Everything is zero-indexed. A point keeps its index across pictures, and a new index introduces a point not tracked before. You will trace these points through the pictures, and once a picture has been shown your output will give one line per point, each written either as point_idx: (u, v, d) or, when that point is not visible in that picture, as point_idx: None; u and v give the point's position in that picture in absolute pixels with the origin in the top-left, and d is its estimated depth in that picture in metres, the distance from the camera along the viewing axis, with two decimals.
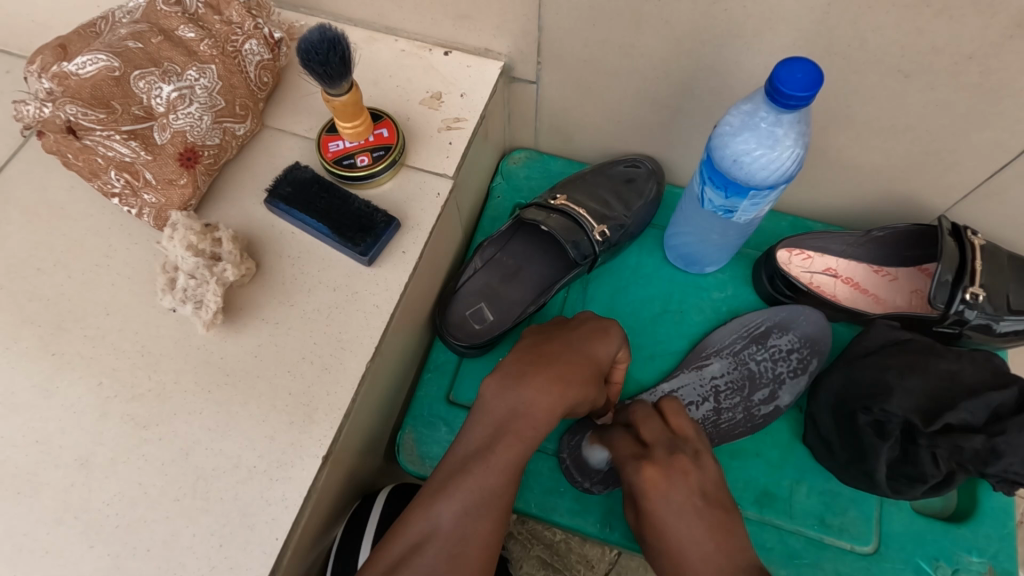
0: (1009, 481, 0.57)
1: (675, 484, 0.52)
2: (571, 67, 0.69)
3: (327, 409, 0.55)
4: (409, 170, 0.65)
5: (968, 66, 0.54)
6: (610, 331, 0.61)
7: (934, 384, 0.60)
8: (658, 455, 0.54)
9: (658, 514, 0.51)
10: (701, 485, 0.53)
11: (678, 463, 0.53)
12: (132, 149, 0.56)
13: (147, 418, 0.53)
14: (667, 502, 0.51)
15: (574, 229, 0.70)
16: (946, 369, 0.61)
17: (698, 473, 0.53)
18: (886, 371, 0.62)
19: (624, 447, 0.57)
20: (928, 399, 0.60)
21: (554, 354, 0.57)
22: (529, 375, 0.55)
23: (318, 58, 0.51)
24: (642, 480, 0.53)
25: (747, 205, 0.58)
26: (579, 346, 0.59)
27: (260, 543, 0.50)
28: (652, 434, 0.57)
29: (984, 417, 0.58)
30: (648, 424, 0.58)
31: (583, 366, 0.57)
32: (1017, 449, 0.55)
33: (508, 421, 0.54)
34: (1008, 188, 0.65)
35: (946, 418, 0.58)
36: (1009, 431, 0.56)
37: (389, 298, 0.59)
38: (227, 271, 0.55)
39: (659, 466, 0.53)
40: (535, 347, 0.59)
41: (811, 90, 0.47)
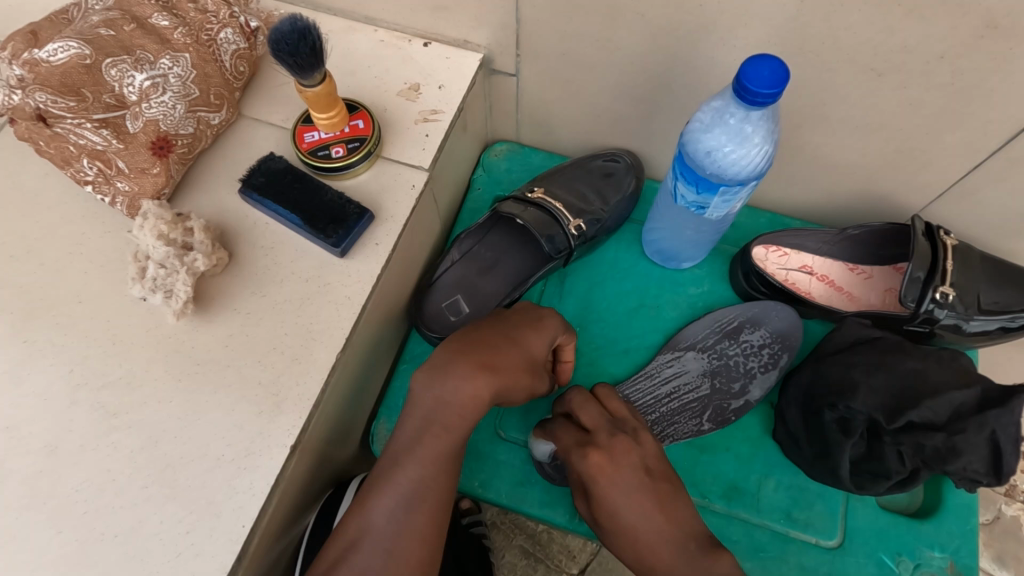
0: (969, 480, 0.58)
1: (624, 466, 0.55)
2: (550, 60, 0.69)
3: (296, 399, 0.55)
4: (385, 162, 0.65)
5: (939, 66, 0.54)
6: (543, 322, 0.62)
7: (899, 383, 0.61)
8: (600, 440, 0.57)
9: (606, 496, 0.54)
10: (645, 458, 0.56)
11: (620, 445, 0.56)
12: (103, 137, 0.56)
13: (117, 406, 0.54)
14: (621, 484, 0.54)
15: (549, 223, 0.71)
16: (911, 368, 0.61)
17: (638, 450, 0.57)
18: (853, 368, 0.63)
19: (567, 437, 0.60)
20: (893, 395, 0.60)
21: (489, 340, 0.57)
22: (462, 359, 0.55)
23: (288, 49, 0.51)
24: (588, 466, 0.55)
25: (719, 202, 0.58)
26: (512, 333, 0.59)
27: (226, 530, 0.50)
28: (591, 419, 0.60)
29: (946, 415, 0.58)
30: (586, 409, 0.60)
31: (514, 356, 0.57)
32: (974, 447, 0.56)
33: (435, 413, 0.54)
34: (981, 188, 0.66)
35: (909, 415, 0.58)
36: (970, 430, 0.56)
37: (361, 290, 0.59)
38: (198, 261, 0.55)
39: (603, 452, 0.56)
40: (468, 329, 0.59)
41: (778, 88, 0.47)
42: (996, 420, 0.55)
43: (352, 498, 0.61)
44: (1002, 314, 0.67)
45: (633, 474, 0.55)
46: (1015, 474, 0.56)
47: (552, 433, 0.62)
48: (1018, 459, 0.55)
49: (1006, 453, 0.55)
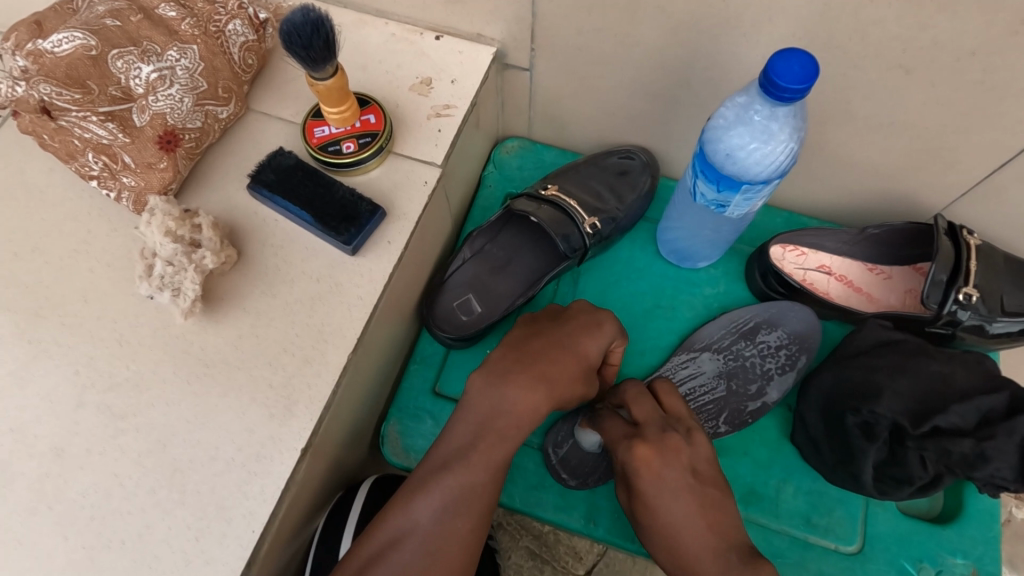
0: (995, 486, 0.56)
1: (671, 468, 0.53)
2: (566, 55, 0.67)
3: (308, 401, 0.54)
4: (397, 159, 0.64)
5: (970, 63, 0.52)
6: (603, 325, 0.59)
7: (924, 387, 0.59)
8: (650, 434, 0.55)
9: (652, 496, 0.52)
10: (694, 459, 0.54)
11: (672, 441, 0.54)
12: (109, 131, 0.54)
13: (124, 408, 0.52)
14: (667, 485, 0.52)
15: (564, 221, 0.69)
16: (937, 372, 0.60)
17: (689, 451, 0.54)
18: (875, 372, 0.61)
19: (615, 429, 0.58)
20: (918, 400, 0.59)
21: (544, 350, 0.57)
22: (515, 371, 0.55)
23: (301, 42, 0.49)
24: (633, 460, 0.53)
25: (740, 200, 0.57)
26: (568, 339, 0.58)
27: (237, 536, 0.49)
28: (645, 413, 0.57)
29: (974, 421, 0.57)
30: (638, 402, 0.58)
31: (569, 364, 0.56)
32: (1004, 454, 0.54)
33: (490, 419, 0.53)
34: (1007, 187, 0.64)
35: (935, 420, 0.57)
36: (998, 436, 0.54)
37: (373, 289, 0.58)
38: (206, 258, 0.53)
39: (651, 447, 0.53)
40: (522, 338, 0.59)
41: (807, 84, 0.46)
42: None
43: (364, 502, 0.60)
44: None
45: (679, 474, 0.52)
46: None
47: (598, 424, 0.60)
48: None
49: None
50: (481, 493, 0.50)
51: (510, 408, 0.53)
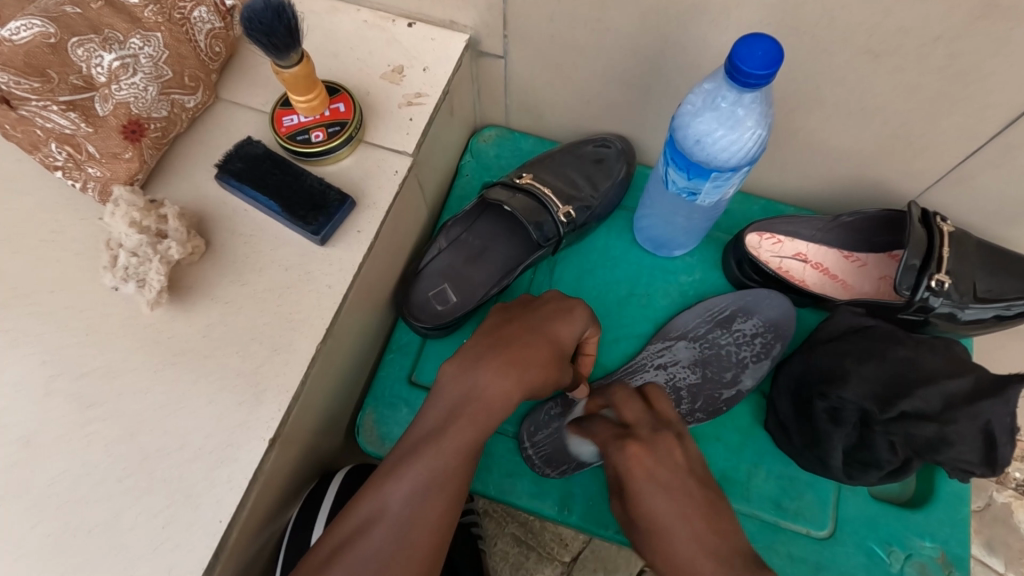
0: (960, 470, 0.58)
1: (665, 462, 0.52)
2: (539, 42, 0.67)
3: (276, 390, 0.54)
4: (367, 147, 0.63)
5: (935, 49, 0.52)
6: (574, 311, 0.60)
7: (890, 373, 0.60)
8: (642, 434, 0.55)
9: (642, 489, 0.51)
10: (688, 462, 0.53)
11: (665, 443, 0.53)
12: (71, 121, 0.54)
13: (93, 397, 0.52)
14: (661, 482, 0.51)
15: (538, 210, 0.69)
16: (903, 358, 0.61)
17: (683, 449, 0.54)
18: (844, 358, 0.62)
19: (605, 431, 0.58)
20: (885, 384, 0.60)
21: (519, 335, 0.57)
22: (492, 355, 0.55)
23: (261, 28, 0.48)
24: (626, 457, 0.53)
25: (710, 187, 0.57)
26: (543, 323, 0.59)
27: (204, 526, 0.49)
28: (634, 416, 0.57)
29: (939, 405, 0.58)
30: (627, 406, 0.58)
31: (542, 347, 0.57)
32: (966, 438, 0.56)
33: (462, 405, 0.53)
34: (979, 173, 0.64)
35: (900, 405, 0.58)
36: (961, 420, 0.56)
37: (342, 279, 0.58)
38: (172, 249, 0.53)
39: (643, 444, 0.53)
40: (497, 324, 0.60)
41: (771, 69, 0.46)
42: (988, 411, 0.55)
43: (337, 490, 0.60)
44: (996, 303, 0.67)
45: (673, 471, 0.51)
46: (1007, 465, 0.55)
47: (590, 431, 0.60)
48: (1012, 450, 0.55)
49: (1000, 444, 0.55)
50: (451, 475, 0.50)
51: (483, 395, 0.54)
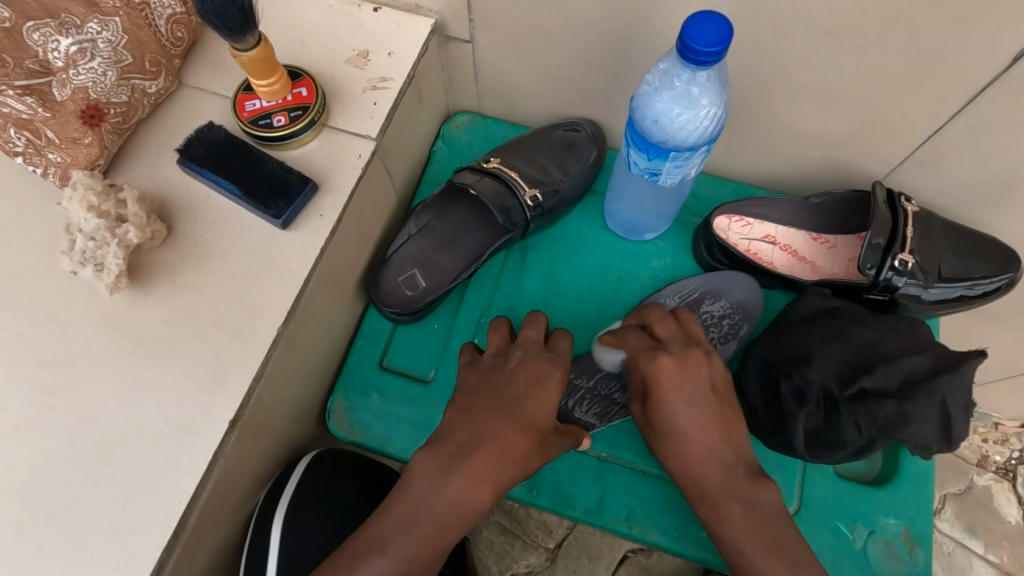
0: (921, 449, 0.58)
1: (689, 380, 0.56)
2: (504, 26, 0.67)
3: (237, 374, 0.54)
4: (331, 132, 0.63)
5: (896, 27, 0.52)
6: (549, 382, 0.56)
7: (854, 353, 0.62)
8: (674, 350, 0.58)
9: (667, 399, 0.55)
10: (712, 378, 0.57)
11: (693, 360, 0.57)
12: (28, 106, 0.53)
13: (54, 383, 0.52)
14: (686, 397, 0.55)
15: (505, 193, 0.69)
16: (868, 339, 0.62)
17: (710, 367, 0.57)
18: (811, 339, 0.63)
19: (635, 341, 0.61)
20: (847, 363, 0.62)
21: (488, 419, 0.53)
22: (462, 456, 0.50)
23: (214, 10, 0.48)
24: (655, 367, 0.56)
25: (670, 168, 0.57)
26: (515, 401, 0.54)
27: (163, 508, 0.49)
28: (667, 332, 0.60)
29: (897, 383, 0.59)
30: (663, 322, 0.61)
31: (522, 434, 0.52)
32: (924, 416, 0.57)
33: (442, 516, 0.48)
34: (944, 154, 0.64)
35: (861, 382, 0.60)
36: (920, 397, 0.57)
37: (304, 263, 0.58)
38: (131, 232, 0.53)
39: (674, 358, 0.57)
40: (468, 399, 0.56)
41: (721, 46, 0.46)
42: (945, 388, 0.57)
43: (302, 474, 0.61)
44: (961, 283, 0.67)
45: (697, 388, 0.56)
46: (962, 440, 0.57)
47: (620, 334, 0.63)
48: (964, 426, 0.57)
49: (954, 420, 0.57)
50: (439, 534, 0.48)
51: (450, 494, 0.49)
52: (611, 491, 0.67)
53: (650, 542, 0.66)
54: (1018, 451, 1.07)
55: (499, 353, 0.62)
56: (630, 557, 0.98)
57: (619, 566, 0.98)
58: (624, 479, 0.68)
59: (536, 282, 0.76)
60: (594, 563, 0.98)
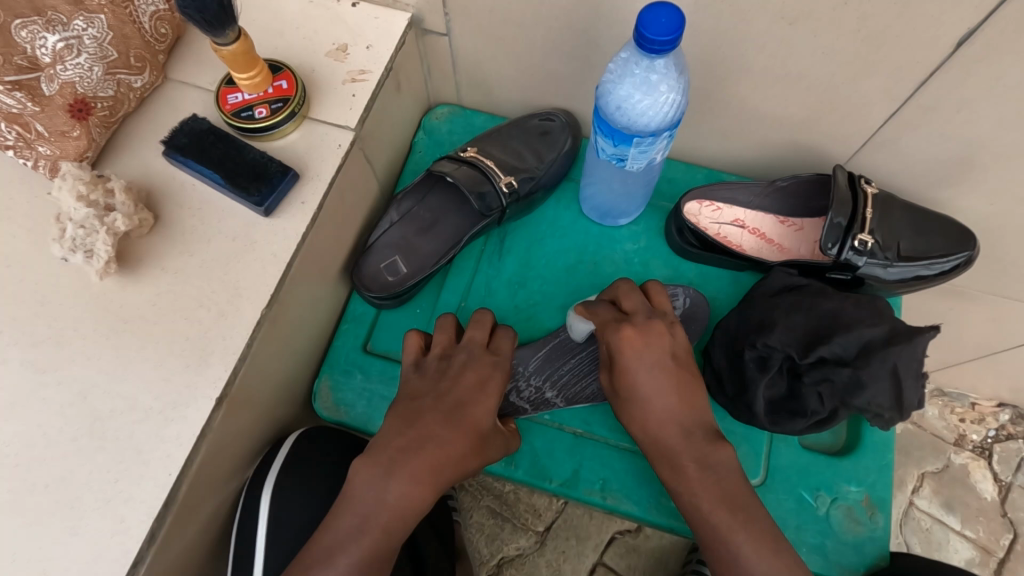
0: (876, 416, 0.61)
1: (650, 350, 0.59)
2: (477, 18, 0.69)
3: (222, 352, 0.57)
4: (312, 123, 0.66)
5: (845, 12, 0.55)
6: (490, 390, 0.59)
7: (814, 323, 0.64)
8: (637, 320, 0.61)
9: (631, 367, 0.58)
10: (674, 347, 0.60)
11: (654, 329, 0.60)
12: (17, 100, 0.56)
13: (47, 363, 0.55)
14: (646, 362, 0.58)
15: (481, 181, 0.72)
16: (828, 310, 0.64)
17: (671, 339, 0.60)
18: (773, 310, 0.65)
19: (605, 313, 0.64)
20: (808, 332, 0.64)
21: (433, 429, 0.55)
22: (403, 459, 0.53)
23: (194, 6, 0.50)
24: (620, 337, 0.59)
25: (635, 153, 0.59)
26: (455, 409, 0.57)
27: (153, 478, 0.52)
28: (634, 304, 0.63)
29: (855, 351, 0.62)
30: (630, 295, 0.64)
31: (456, 441, 0.55)
32: (878, 381, 0.60)
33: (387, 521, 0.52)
34: (899, 136, 0.67)
35: (820, 350, 0.62)
36: (873, 363, 0.60)
37: (286, 247, 0.61)
38: (118, 221, 0.55)
39: (636, 329, 0.59)
40: (410, 404, 0.58)
41: (675, 34, 0.48)
42: (896, 354, 0.59)
43: (288, 450, 0.64)
44: (920, 262, 0.70)
45: (658, 356, 0.59)
46: (914, 407, 0.60)
47: (589, 307, 0.66)
48: (916, 392, 0.60)
49: (905, 386, 0.59)
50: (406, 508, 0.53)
51: (391, 499, 0.52)
52: (586, 463, 0.71)
53: (623, 512, 0.69)
54: (993, 429, 1.10)
55: (442, 357, 0.63)
56: (618, 537, 1.02)
57: (606, 547, 1.01)
58: (598, 453, 0.71)
59: (514, 266, 0.79)
60: (582, 544, 1.02)
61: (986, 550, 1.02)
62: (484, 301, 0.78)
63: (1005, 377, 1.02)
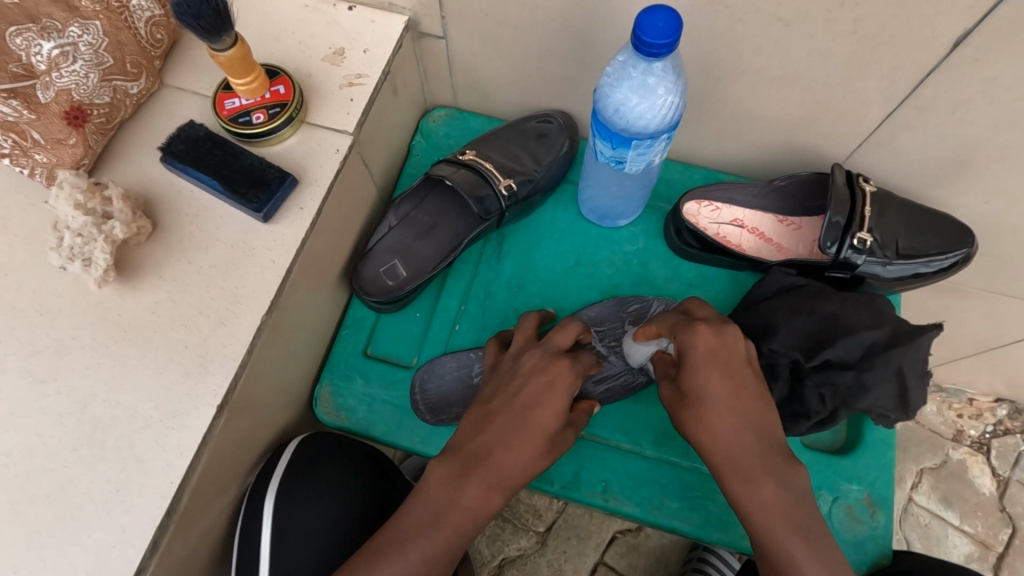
0: (880, 415, 0.63)
1: (726, 354, 0.57)
2: (474, 21, 0.69)
3: (222, 359, 0.57)
4: (310, 128, 0.65)
5: (841, 13, 0.55)
6: (557, 393, 0.57)
7: (816, 324, 0.65)
8: (710, 323, 0.59)
9: (703, 366, 0.56)
10: (748, 354, 0.58)
11: (732, 334, 0.58)
12: (13, 108, 0.55)
13: (45, 373, 0.55)
14: (721, 363, 0.56)
15: (479, 184, 0.72)
16: (829, 311, 0.65)
17: (745, 346, 0.58)
18: (777, 311, 0.66)
19: (672, 319, 0.62)
20: (811, 333, 0.65)
21: (497, 439, 0.55)
22: (472, 468, 0.54)
23: (190, 11, 0.50)
24: (692, 334, 0.57)
25: (633, 156, 0.59)
26: (524, 411, 0.56)
27: (156, 487, 0.52)
28: (705, 313, 0.61)
29: (858, 355, 0.63)
30: (702, 307, 0.62)
31: (527, 446, 0.55)
32: (882, 383, 0.61)
33: (444, 513, 0.53)
34: (896, 135, 0.67)
35: (825, 353, 0.63)
36: (878, 366, 0.61)
37: (285, 253, 0.60)
38: (117, 229, 0.55)
39: (710, 328, 0.58)
40: (484, 408, 0.58)
41: (673, 38, 0.48)
42: (901, 356, 0.60)
43: (290, 456, 0.64)
44: (918, 260, 0.70)
45: (735, 361, 0.57)
46: (920, 408, 0.61)
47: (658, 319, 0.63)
48: (922, 394, 0.61)
49: (911, 387, 0.61)
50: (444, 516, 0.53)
51: (464, 502, 0.53)
52: (588, 465, 0.71)
53: (625, 513, 0.69)
54: (991, 424, 1.11)
55: (517, 356, 0.62)
56: (619, 537, 1.02)
57: (607, 547, 1.02)
58: (599, 454, 0.71)
59: (513, 269, 0.79)
60: (584, 544, 1.02)
61: (985, 545, 1.03)
62: (483, 303, 0.77)
63: (1003, 373, 1.03)
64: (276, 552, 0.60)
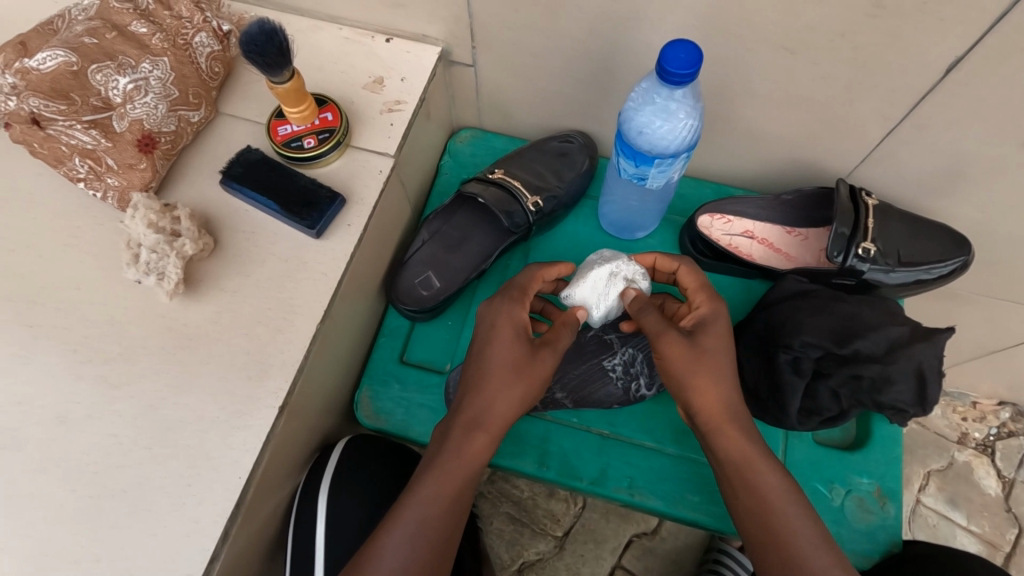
0: (899, 410, 0.68)
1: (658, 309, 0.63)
2: (502, 50, 0.75)
3: (280, 365, 0.61)
4: (354, 151, 0.71)
5: (842, 43, 0.60)
6: (500, 331, 0.61)
7: (838, 322, 0.70)
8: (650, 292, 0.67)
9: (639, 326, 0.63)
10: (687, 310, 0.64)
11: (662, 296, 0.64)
12: (92, 137, 0.61)
13: (118, 378, 0.59)
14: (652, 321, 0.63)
15: (508, 200, 0.78)
16: (848, 312, 0.70)
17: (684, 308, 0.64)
18: (799, 311, 0.71)
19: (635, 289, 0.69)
20: (835, 330, 0.70)
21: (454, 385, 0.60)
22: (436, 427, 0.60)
23: (257, 49, 0.56)
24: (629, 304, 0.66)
25: (656, 173, 0.64)
26: (477, 357, 0.61)
27: (224, 482, 0.57)
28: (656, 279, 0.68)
29: (884, 348, 0.68)
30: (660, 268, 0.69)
31: (483, 380, 0.59)
32: (904, 376, 0.66)
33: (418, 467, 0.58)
34: (895, 152, 0.73)
35: (855, 344, 0.68)
36: (901, 360, 0.66)
37: (335, 266, 0.66)
38: (187, 245, 0.61)
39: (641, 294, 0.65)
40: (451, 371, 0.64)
41: (693, 68, 0.54)
42: (922, 353, 0.66)
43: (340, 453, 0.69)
44: (919, 267, 0.75)
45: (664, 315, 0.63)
46: (935, 401, 0.66)
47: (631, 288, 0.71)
48: (939, 389, 0.65)
49: (929, 382, 0.65)
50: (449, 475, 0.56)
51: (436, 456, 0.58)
52: (613, 463, 0.75)
53: (649, 508, 0.73)
54: (994, 426, 1.15)
55: None
56: (635, 540, 1.06)
57: (624, 550, 1.06)
58: (623, 452, 0.76)
59: None
60: (601, 548, 1.06)
61: (992, 544, 1.06)
62: None
63: (1005, 376, 1.07)
64: (329, 545, 0.65)
